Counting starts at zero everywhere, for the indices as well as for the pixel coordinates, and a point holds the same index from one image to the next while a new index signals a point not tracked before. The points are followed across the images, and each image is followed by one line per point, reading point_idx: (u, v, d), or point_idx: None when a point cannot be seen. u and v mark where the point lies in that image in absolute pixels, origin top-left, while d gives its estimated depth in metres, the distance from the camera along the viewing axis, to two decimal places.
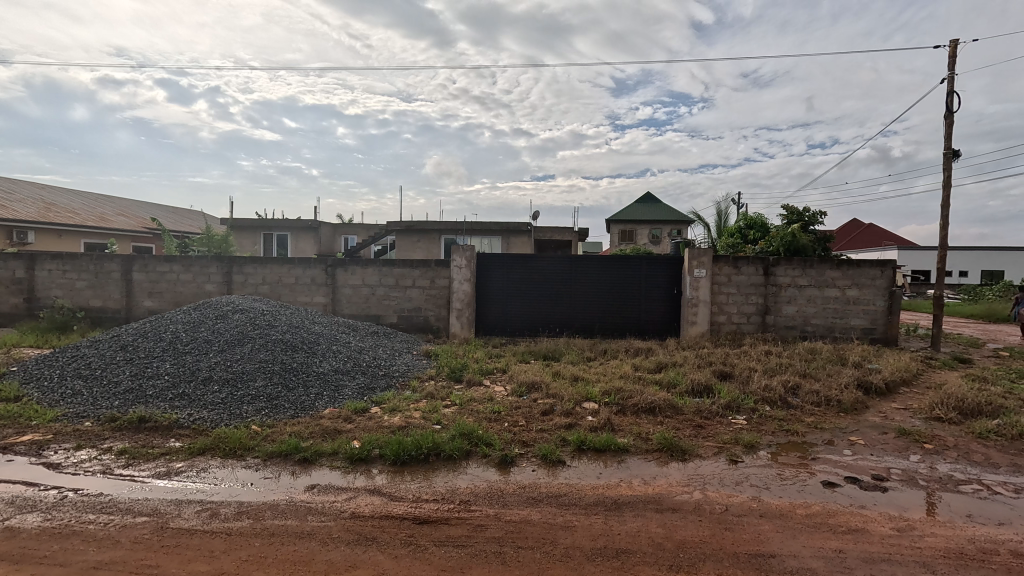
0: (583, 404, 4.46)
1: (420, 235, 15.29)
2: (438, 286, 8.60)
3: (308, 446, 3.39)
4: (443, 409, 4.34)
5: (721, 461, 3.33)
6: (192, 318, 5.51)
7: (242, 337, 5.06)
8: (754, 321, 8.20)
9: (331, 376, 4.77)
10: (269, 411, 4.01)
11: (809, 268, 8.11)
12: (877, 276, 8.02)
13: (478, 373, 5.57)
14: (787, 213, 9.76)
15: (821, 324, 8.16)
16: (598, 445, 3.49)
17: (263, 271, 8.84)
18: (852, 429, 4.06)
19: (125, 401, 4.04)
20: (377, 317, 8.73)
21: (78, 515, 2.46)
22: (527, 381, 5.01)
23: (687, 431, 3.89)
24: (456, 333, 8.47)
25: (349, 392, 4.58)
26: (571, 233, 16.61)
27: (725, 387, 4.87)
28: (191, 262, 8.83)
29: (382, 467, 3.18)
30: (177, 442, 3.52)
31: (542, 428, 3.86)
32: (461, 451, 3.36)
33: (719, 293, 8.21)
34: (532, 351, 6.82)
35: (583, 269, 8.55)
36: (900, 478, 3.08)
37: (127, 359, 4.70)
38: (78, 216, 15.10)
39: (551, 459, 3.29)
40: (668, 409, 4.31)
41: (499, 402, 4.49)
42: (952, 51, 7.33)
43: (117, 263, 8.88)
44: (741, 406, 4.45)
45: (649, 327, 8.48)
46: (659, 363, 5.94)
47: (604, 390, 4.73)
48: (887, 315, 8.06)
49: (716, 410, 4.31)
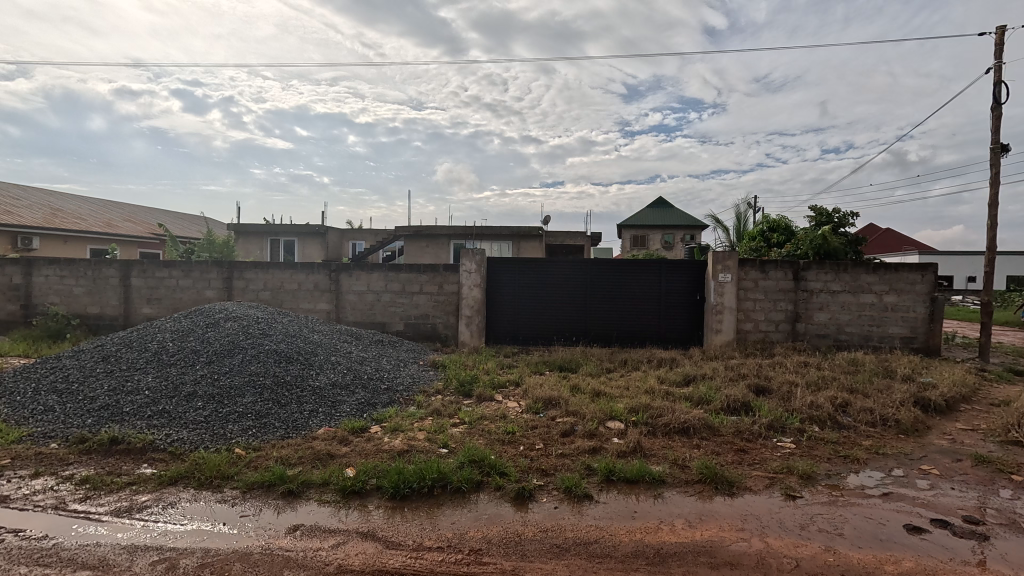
0: (608, 423, 3.98)
1: (428, 240, 14.95)
2: (446, 292, 8.18)
3: (294, 474, 2.95)
4: (449, 429, 3.88)
5: (776, 496, 2.83)
6: (182, 326, 5.12)
7: (233, 347, 4.65)
8: (783, 329, 7.66)
9: (327, 391, 4.34)
10: (257, 431, 3.61)
11: (843, 272, 7.56)
12: (917, 281, 7.45)
13: (489, 387, 5.10)
14: (816, 214, 9.20)
15: (857, 332, 7.59)
16: (628, 476, 3.00)
17: (264, 276, 8.49)
18: (919, 455, 3.53)
19: (98, 419, 3.65)
20: (383, 325, 8.32)
21: (7, 569, 2.04)
22: (543, 396, 4.54)
23: (730, 457, 3.38)
24: (465, 341, 8.01)
25: (347, 409, 4.16)
26: (583, 237, 16.15)
27: (764, 403, 4.35)
28: (191, 267, 8.50)
29: (378, 502, 2.73)
30: (148, 469, 3.11)
31: (562, 453, 3.39)
32: (470, 482, 2.90)
33: (745, 299, 7.69)
34: (547, 362, 6.35)
35: (599, 274, 8.06)
36: (999, 522, 2.55)
37: (107, 372, 4.31)
38: (84, 222, 14.97)
39: (575, 494, 2.81)
40: (703, 429, 3.82)
41: (512, 421, 4.02)
42: (999, 39, 6.80)
43: (115, 269, 8.58)
44: (788, 426, 3.93)
45: (670, 335, 7.97)
46: (686, 376, 5.44)
47: (631, 408, 4.25)
48: (930, 323, 7.46)
49: (759, 431, 3.81)
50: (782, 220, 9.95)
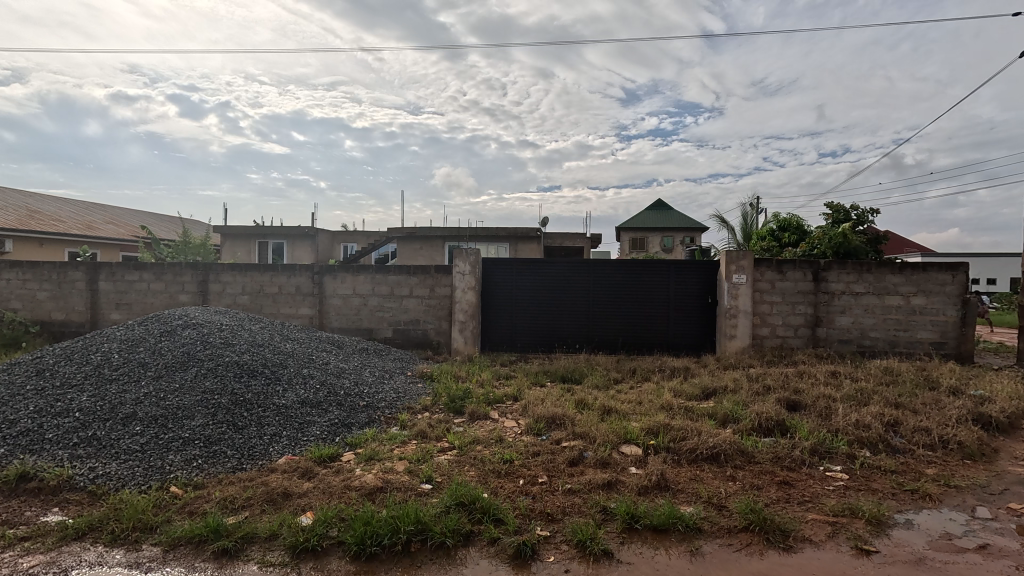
0: (622, 449, 3.38)
1: (421, 242, 14.37)
2: (438, 295, 7.58)
3: (235, 525, 2.32)
4: (435, 457, 3.28)
5: (844, 551, 2.23)
6: (133, 335, 4.49)
7: (188, 359, 4.03)
8: (803, 335, 7.09)
9: (294, 411, 3.72)
10: (204, 462, 3.00)
11: (866, 273, 7.01)
12: (948, 281, 6.89)
13: (483, 402, 4.49)
14: (832, 212, 8.64)
15: (882, 337, 7.01)
16: (655, 523, 2.40)
17: (242, 279, 7.87)
18: (1000, 487, 2.94)
19: (10, 449, 3.02)
20: (370, 332, 7.70)
21: None
22: (545, 414, 3.94)
23: (774, 494, 2.78)
24: (459, 349, 7.41)
25: (316, 431, 3.55)
26: (582, 238, 15.66)
27: (803, 422, 3.75)
28: (163, 270, 7.87)
29: (339, 564, 2.12)
30: (56, 516, 2.49)
31: (571, 489, 2.80)
32: (456, 534, 2.29)
33: (761, 302, 7.11)
34: (548, 372, 5.75)
35: (603, 275, 7.47)
36: None
37: (36, 388, 3.68)
38: (61, 224, 14.35)
39: (590, 550, 2.20)
40: (736, 457, 3.23)
41: (510, 445, 3.43)
42: None
43: (82, 272, 7.96)
44: (833, 451, 3.35)
45: (680, 342, 7.39)
46: (705, 389, 4.86)
47: (649, 428, 3.65)
48: (962, 328, 6.89)
49: (802, 457, 3.23)
50: (793, 220, 9.41)
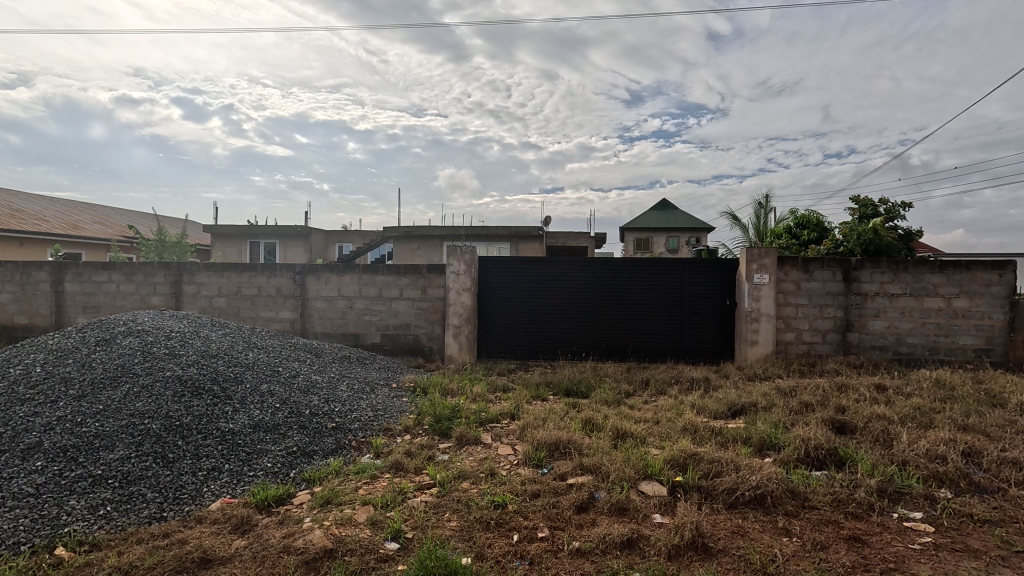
0: (643, 487, 2.74)
1: (418, 241, 13.75)
2: (430, 298, 6.95)
3: None
4: (408, 499, 2.62)
5: None
6: (65, 345, 3.86)
7: (120, 376, 3.38)
8: (832, 341, 6.41)
9: (243, 438, 3.08)
10: (112, 510, 2.35)
11: (903, 272, 6.32)
12: (994, 282, 6.19)
13: (474, 423, 3.82)
14: (859, 205, 7.93)
15: (920, 344, 6.33)
16: None
17: (219, 280, 7.24)
18: None
19: None
20: (356, 337, 7.07)
21: None
22: (547, 439, 3.28)
23: (847, 559, 2.11)
24: (452, 355, 6.77)
25: (266, 464, 2.90)
26: (587, 239, 15.06)
27: (861, 452, 3.08)
28: (133, 270, 7.26)
29: None
30: None
31: (579, 550, 2.15)
32: None
33: (785, 305, 6.45)
34: (551, 383, 5.10)
35: (609, 274, 6.82)
36: None
37: None
38: (46, 224, 13.80)
39: None
40: (787, 500, 2.57)
41: (503, 483, 2.77)
42: None
43: (47, 273, 7.36)
44: (907, 492, 2.68)
45: (695, 349, 6.71)
46: (733, 405, 4.19)
47: (673, 459, 2.98)
48: (1010, 332, 6.19)
49: (871, 502, 2.57)
50: (813, 215, 8.73)
